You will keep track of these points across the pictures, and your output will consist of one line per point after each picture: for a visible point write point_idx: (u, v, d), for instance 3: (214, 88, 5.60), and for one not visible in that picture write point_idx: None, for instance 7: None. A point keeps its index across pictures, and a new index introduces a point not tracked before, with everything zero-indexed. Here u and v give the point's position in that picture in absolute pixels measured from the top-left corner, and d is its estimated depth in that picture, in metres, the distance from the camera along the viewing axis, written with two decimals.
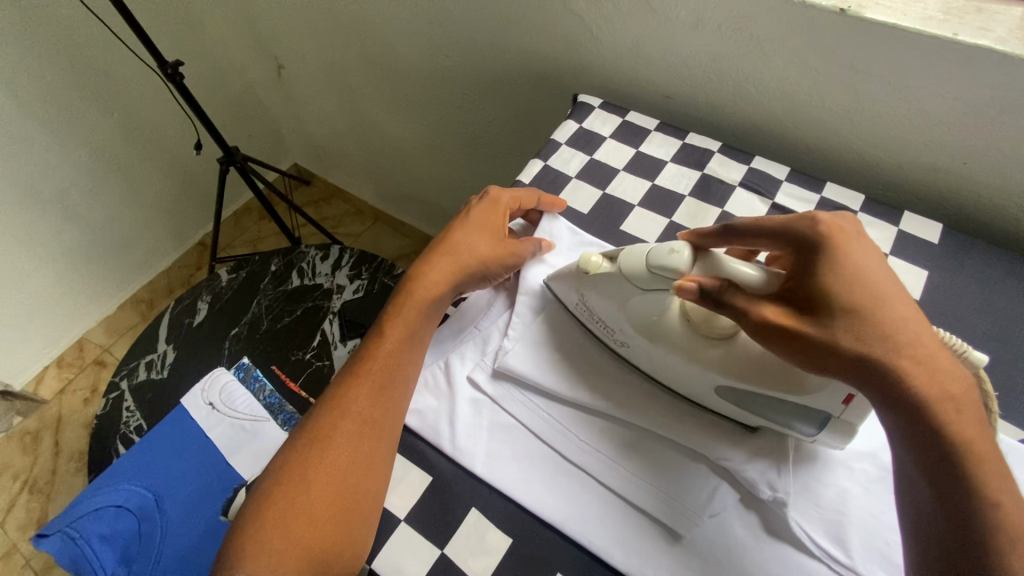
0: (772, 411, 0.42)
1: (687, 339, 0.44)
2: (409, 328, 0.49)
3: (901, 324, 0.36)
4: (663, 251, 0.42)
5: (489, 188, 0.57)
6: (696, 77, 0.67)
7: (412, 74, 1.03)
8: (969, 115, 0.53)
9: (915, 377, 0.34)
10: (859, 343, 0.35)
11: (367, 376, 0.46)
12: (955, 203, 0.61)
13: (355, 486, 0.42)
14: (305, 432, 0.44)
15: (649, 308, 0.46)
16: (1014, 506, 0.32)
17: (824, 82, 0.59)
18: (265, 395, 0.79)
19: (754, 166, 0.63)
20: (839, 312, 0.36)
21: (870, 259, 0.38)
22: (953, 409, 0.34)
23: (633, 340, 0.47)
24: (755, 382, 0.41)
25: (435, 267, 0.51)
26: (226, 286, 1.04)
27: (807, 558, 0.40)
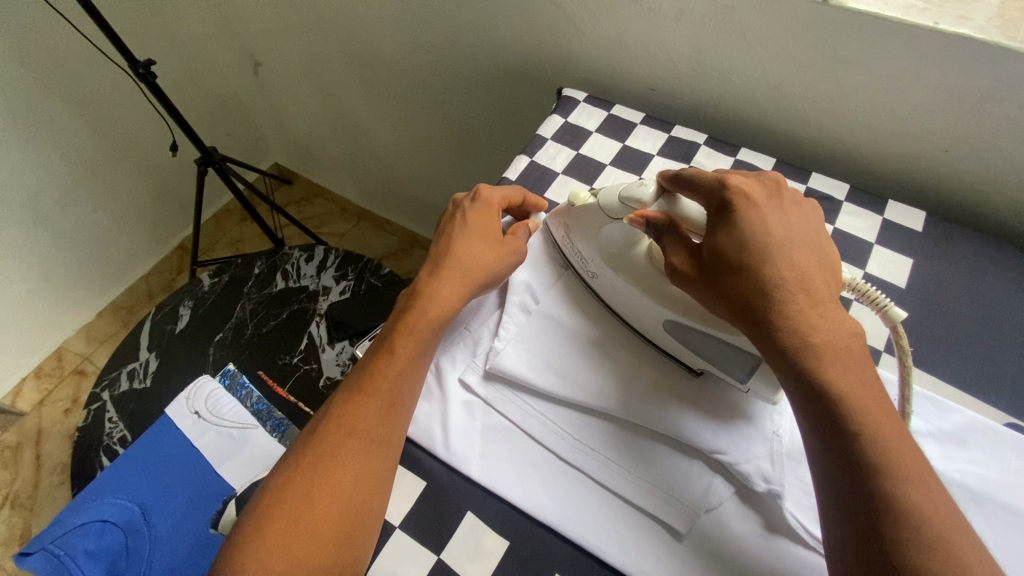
0: (713, 350, 0.45)
1: (645, 275, 0.49)
2: (419, 341, 0.47)
3: (779, 278, 0.40)
4: (634, 185, 0.48)
5: (482, 188, 0.54)
6: (679, 69, 0.67)
7: (394, 70, 1.01)
8: (951, 103, 0.54)
9: (786, 332, 0.39)
10: (738, 294, 0.40)
11: (375, 394, 0.44)
12: (937, 191, 0.61)
13: (360, 504, 0.41)
14: (306, 451, 0.43)
15: (619, 241, 0.51)
16: (880, 434, 0.35)
17: (808, 72, 0.59)
18: (253, 401, 0.77)
19: (740, 158, 0.63)
20: (726, 269, 0.41)
21: (766, 223, 0.41)
22: (820, 349, 0.38)
23: (601, 272, 0.51)
24: (695, 318, 0.46)
25: (445, 283, 0.49)
26: (208, 291, 1.02)
27: (802, 548, 0.41)
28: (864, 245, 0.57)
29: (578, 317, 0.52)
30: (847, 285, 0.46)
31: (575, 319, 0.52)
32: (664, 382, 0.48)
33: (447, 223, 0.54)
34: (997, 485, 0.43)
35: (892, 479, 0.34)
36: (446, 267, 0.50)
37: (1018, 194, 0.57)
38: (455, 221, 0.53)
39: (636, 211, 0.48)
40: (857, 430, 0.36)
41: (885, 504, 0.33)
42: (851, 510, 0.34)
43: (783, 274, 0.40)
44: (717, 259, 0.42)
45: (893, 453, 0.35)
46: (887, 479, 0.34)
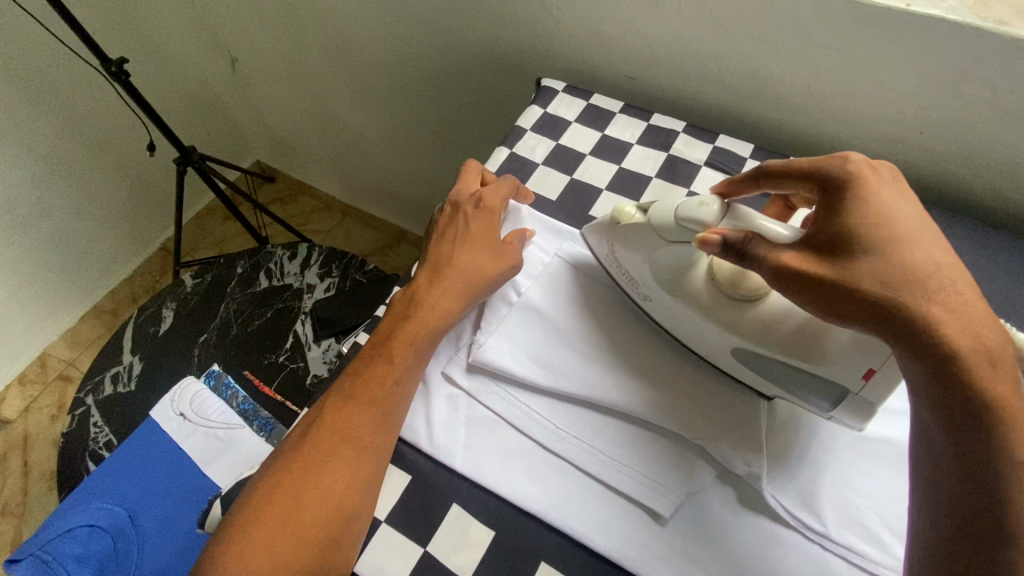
0: (787, 379, 0.42)
1: (706, 297, 0.45)
2: (415, 348, 0.46)
3: (928, 265, 0.34)
4: (693, 204, 0.42)
5: (483, 193, 0.54)
6: (657, 56, 0.66)
7: (373, 63, 1.00)
8: (924, 85, 0.54)
9: (944, 324, 0.32)
10: (881, 288, 0.34)
11: (369, 402, 0.44)
12: (913, 173, 0.62)
13: (349, 509, 0.40)
14: (294, 454, 0.42)
15: (671, 264, 0.46)
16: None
17: (784, 57, 0.59)
18: (239, 402, 0.76)
19: (719, 144, 0.63)
20: (860, 260, 0.35)
21: (895, 209, 0.36)
22: (988, 357, 0.32)
23: (655, 295, 0.48)
24: (771, 348, 0.42)
25: (444, 292, 0.49)
26: (192, 291, 1.01)
27: (782, 527, 0.41)
28: None
29: (562, 305, 0.52)
30: None
31: (559, 308, 0.52)
32: (646, 370, 0.48)
33: (446, 228, 0.54)
34: None
35: None
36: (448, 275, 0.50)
37: (992, 173, 0.57)
38: (454, 227, 0.53)
39: (703, 232, 0.41)
40: (1018, 453, 0.30)
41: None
42: (990, 539, 0.30)
43: (936, 270, 0.34)
44: (845, 248, 0.35)
45: None
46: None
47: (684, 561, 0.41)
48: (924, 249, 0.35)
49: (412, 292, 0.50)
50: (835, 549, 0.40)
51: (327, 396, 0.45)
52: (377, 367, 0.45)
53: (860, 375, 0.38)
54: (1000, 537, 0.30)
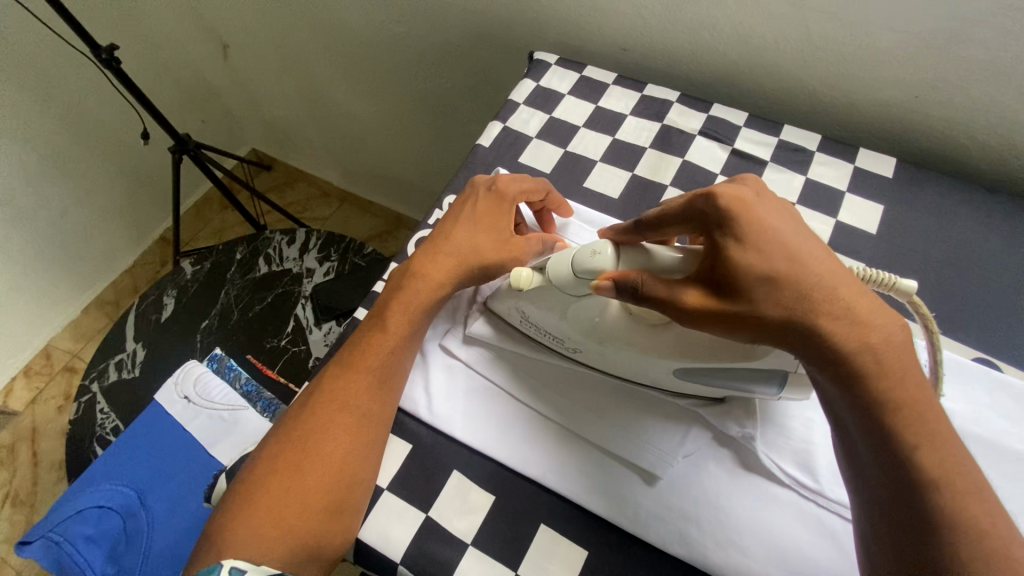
0: (728, 379, 0.41)
1: (633, 337, 0.42)
2: (411, 320, 0.46)
3: (815, 278, 0.34)
4: (586, 254, 0.40)
5: (500, 177, 0.51)
6: (650, 26, 0.66)
7: (364, 43, 0.99)
8: (919, 46, 0.54)
9: (833, 335, 0.33)
10: (781, 309, 0.34)
11: (366, 369, 0.44)
12: (909, 137, 0.62)
13: (351, 474, 0.41)
14: (299, 419, 0.43)
15: (594, 315, 0.43)
16: (936, 447, 0.31)
17: (778, 23, 0.58)
18: (242, 383, 0.78)
19: (713, 113, 0.63)
20: (755, 281, 0.35)
21: (774, 220, 0.36)
22: (875, 355, 0.33)
23: (584, 345, 0.45)
24: (702, 358, 0.40)
25: (436, 265, 0.47)
26: (191, 279, 1.01)
27: (776, 486, 0.42)
28: (835, 194, 0.57)
29: None
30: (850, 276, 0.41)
31: None
32: None
33: (458, 207, 0.51)
34: (964, 416, 0.44)
35: (949, 485, 0.31)
36: (441, 252, 0.48)
37: (988, 136, 0.57)
38: (465, 206, 0.51)
39: (599, 278, 0.39)
40: (915, 449, 0.31)
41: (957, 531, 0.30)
42: (909, 541, 0.31)
43: (819, 276, 0.34)
44: (738, 275, 0.34)
45: (946, 466, 0.31)
46: (952, 500, 0.30)
47: (683, 520, 0.41)
48: (809, 253, 0.35)
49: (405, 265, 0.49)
50: (830, 506, 0.41)
51: (327, 369, 0.46)
52: (372, 336, 0.45)
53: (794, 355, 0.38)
54: (916, 544, 0.30)
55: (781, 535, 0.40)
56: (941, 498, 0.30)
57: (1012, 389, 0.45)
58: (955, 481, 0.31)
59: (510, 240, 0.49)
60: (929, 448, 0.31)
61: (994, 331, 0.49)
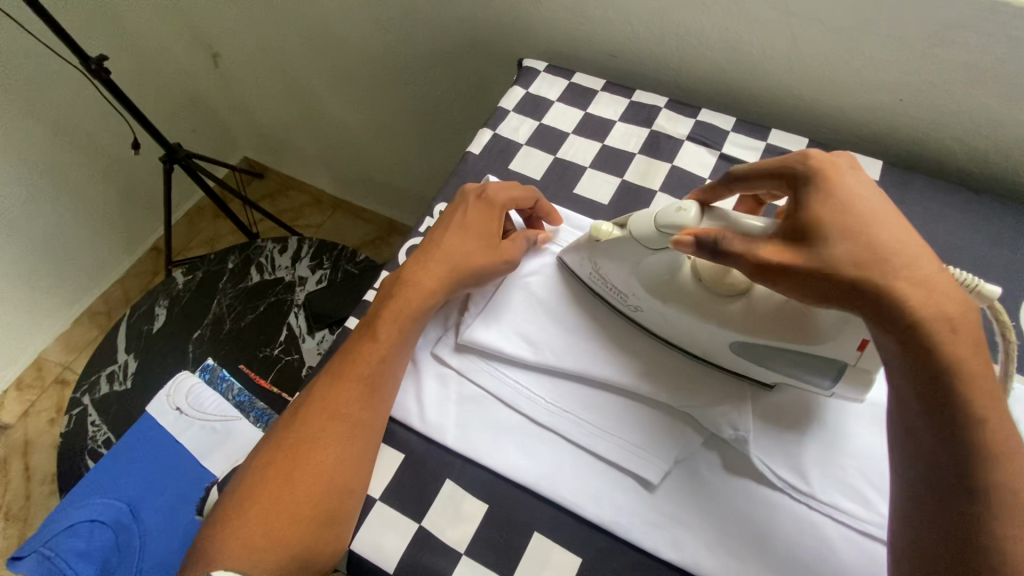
0: (787, 362, 0.42)
1: (697, 298, 0.44)
2: (402, 328, 0.46)
3: (897, 245, 0.34)
4: (672, 211, 0.40)
5: (490, 185, 0.52)
6: (637, 33, 0.66)
7: (355, 51, 0.99)
8: (901, 51, 0.54)
9: (912, 297, 0.33)
10: (856, 269, 0.34)
11: (357, 377, 0.44)
12: (893, 140, 0.62)
13: (339, 483, 0.41)
14: (289, 429, 0.43)
15: (664, 271, 0.45)
16: (1000, 423, 0.32)
17: (764, 28, 0.59)
18: (235, 394, 0.75)
19: (701, 119, 0.63)
20: (834, 241, 0.34)
21: (860, 190, 0.36)
22: (953, 326, 0.33)
23: (647, 304, 0.46)
24: (766, 333, 0.42)
25: (427, 274, 0.48)
26: (183, 288, 1.01)
27: (767, 489, 0.42)
28: None
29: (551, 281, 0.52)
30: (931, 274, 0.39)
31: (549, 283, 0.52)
32: (630, 348, 0.48)
33: (449, 215, 0.52)
34: None
35: (1003, 461, 0.31)
36: (432, 261, 0.49)
37: (971, 138, 0.58)
38: (455, 215, 0.51)
39: (681, 233, 0.39)
40: (976, 421, 0.32)
41: (1004, 506, 0.30)
42: (957, 509, 0.31)
43: (902, 244, 0.34)
44: (819, 234, 0.35)
45: (1005, 443, 0.31)
46: (1005, 475, 0.31)
47: (674, 525, 0.42)
48: (889, 222, 0.35)
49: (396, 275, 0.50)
50: (821, 507, 0.41)
51: (319, 375, 0.46)
52: (363, 344, 0.45)
53: (855, 346, 0.39)
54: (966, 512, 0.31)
55: (771, 538, 0.41)
56: (995, 472, 0.31)
57: None
58: (1011, 458, 0.31)
59: (499, 246, 0.50)
60: (992, 423, 0.32)
61: None
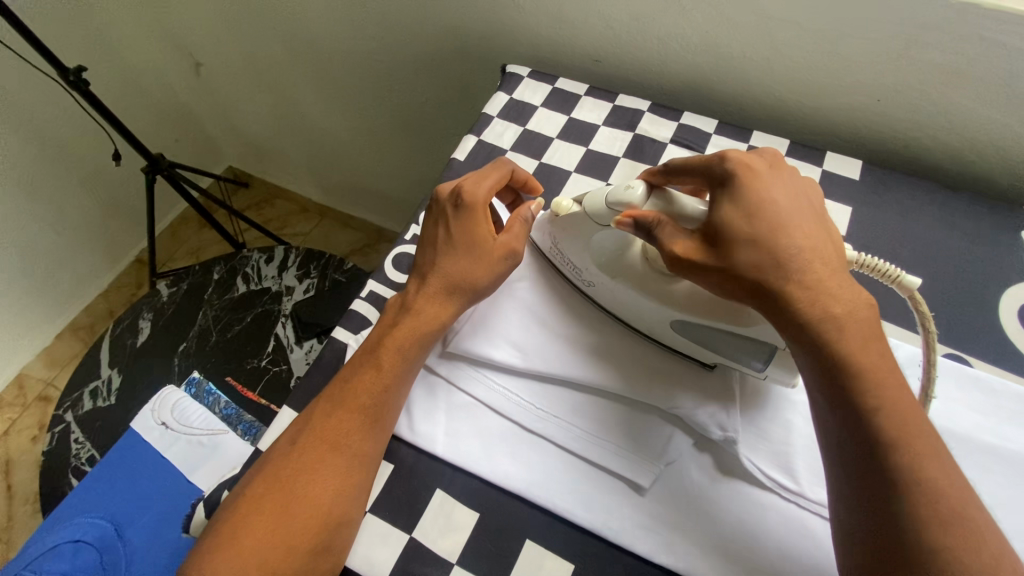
0: (721, 344, 0.44)
1: (642, 277, 0.46)
2: (404, 354, 0.45)
3: (795, 246, 0.37)
4: (621, 188, 0.43)
5: (465, 186, 0.49)
6: (619, 37, 0.67)
7: (338, 59, 0.99)
8: (879, 53, 0.55)
9: (803, 298, 0.36)
10: (754, 271, 0.37)
11: (356, 405, 0.43)
12: (874, 139, 0.63)
13: (338, 514, 0.40)
14: (284, 458, 0.41)
15: (611, 248, 0.47)
16: (897, 408, 0.34)
17: (744, 32, 0.60)
18: (222, 407, 0.75)
19: (684, 122, 0.64)
20: (739, 243, 0.38)
21: (768, 192, 0.39)
22: (840, 324, 0.36)
23: (598, 280, 0.48)
24: (704, 313, 0.43)
25: (428, 297, 0.47)
26: (168, 301, 0.99)
27: (757, 490, 0.43)
28: None
29: (539, 287, 0.52)
30: (855, 263, 0.42)
31: (538, 290, 0.52)
32: (620, 351, 0.48)
33: (431, 228, 0.50)
34: (940, 412, 0.45)
35: (906, 448, 0.33)
36: (432, 282, 0.47)
37: (947, 137, 0.59)
38: (437, 226, 0.49)
39: (623, 213, 0.42)
40: (876, 410, 0.34)
41: (916, 484, 0.32)
42: (871, 495, 0.33)
43: (799, 247, 0.37)
44: (726, 238, 0.38)
45: (905, 429, 0.33)
46: (910, 460, 0.32)
47: (666, 528, 0.42)
48: (789, 225, 0.38)
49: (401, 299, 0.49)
50: (810, 506, 0.41)
51: (317, 402, 0.44)
52: (363, 372, 0.44)
53: None
54: (877, 499, 0.32)
55: (764, 540, 0.41)
56: (897, 457, 0.33)
57: (981, 382, 0.46)
58: (913, 443, 0.33)
59: (495, 249, 0.48)
60: (890, 411, 0.33)
61: (960, 327, 0.50)
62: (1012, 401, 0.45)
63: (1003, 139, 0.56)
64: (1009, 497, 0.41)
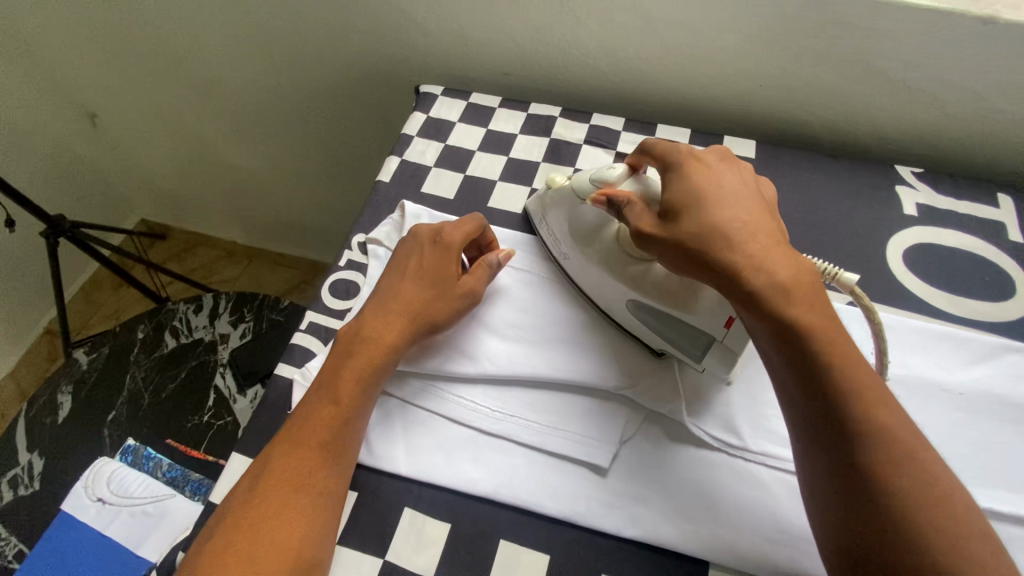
0: (669, 330, 0.47)
1: (613, 254, 0.50)
2: (362, 388, 0.45)
3: (737, 224, 0.41)
4: (604, 169, 0.50)
5: (444, 228, 0.52)
6: (524, 50, 0.70)
7: (247, 95, 0.97)
8: (754, 44, 0.62)
9: (746, 267, 0.40)
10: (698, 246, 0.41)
11: (310, 442, 0.42)
12: (763, 121, 0.70)
13: (310, 554, 0.39)
14: (244, 507, 0.40)
15: (591, 223, 0.51)
16: (845, 362, 0.36)
17: (636, 34, 0.64)
18: (165, 470, 0.71)
19: (594, 123, 0.68)
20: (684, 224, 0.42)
21: (714, 183, 0.44)
22: (784, 287, 0.38)
23: (572, 253, 0.52)
24: (653, 296, 0.47)
25: (387, 330, 0.47)
26: (88, 369, 0.92)
27: (707, 451, 0.46)
28: None
29: None
30: None
31: None
32: (564, 342, 0.50)
33: (403, 258, 0.51)
34: None
35: (855, 397, 0.35)
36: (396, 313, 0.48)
37: (821, 112, 0.66)
38: (410, 258, 0.51)
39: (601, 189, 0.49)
40: (824, 359, 0.36)
41: (868, 430, 0.34)
42: (826, 440, 0.35)
43: (741, 225, 0.41)
44: (675, 220, 0.43)
45: (856, 381, 0.36)
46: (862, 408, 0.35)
47: (631, 503, 0.43)
48: (720, 207, 0.42)
49: (354, 324, 0.48)
50: (756, 458, 0.45)
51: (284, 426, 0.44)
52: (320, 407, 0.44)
53: (723, 323, 0.45)
54: (832, 445, 0.35)
55: (720, 495, 0.43)
56: (847, 405, 0.35)
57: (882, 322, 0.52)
58: (863, 393, 0.35)
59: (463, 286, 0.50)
60: (839, 365, 0.36)
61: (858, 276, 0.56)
62: (907, 334, 0.51)
63: (866, 108, 0.64)
64: (919, 419, 0.46)
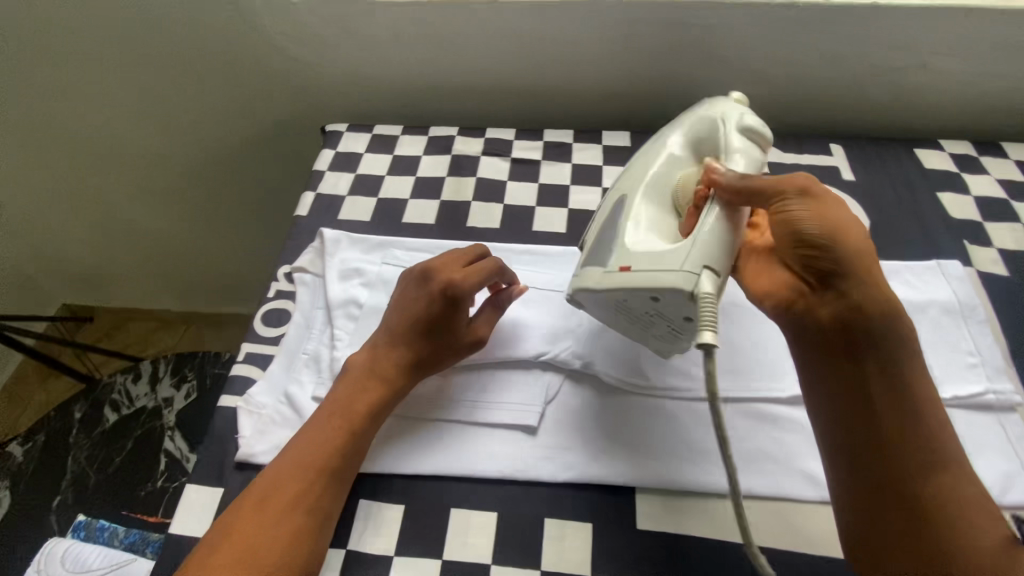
0: (600, 245, 0.47)
1: (656, 180, 0.48)
2: (362, 426, 0.47)
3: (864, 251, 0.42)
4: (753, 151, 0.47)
5: (459, 286, 0.50)
6: (417, 80, 0.77)
7: (163, 160, 1.00)
8: (612, 50, 0.71)
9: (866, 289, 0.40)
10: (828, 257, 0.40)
11: (318, 466, 0.45)
12: (636, 115, 0.79)
13: (307, 557, 0.42)
14: (225, 531, 0.42)
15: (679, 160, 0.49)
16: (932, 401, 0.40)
17: (511, 54, 0.73)
18: (122, 537, 0.70)
19: (489, 136, 0.74)
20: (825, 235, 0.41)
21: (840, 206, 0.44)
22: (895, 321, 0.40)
23: (643, 160, 0.50)
24: (610, 223, 0.48)
25: (376, 382, 0.49)
26: (25, 460, 0.89)
27: (622, 395, 0.52)
28: (598, 170, 0.70)
29: None
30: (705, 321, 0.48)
31: None
32: None
33: (417, 302, 0.51)
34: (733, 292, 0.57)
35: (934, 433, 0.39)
36: (387, 354, 0.50)
37: (681, 99, 0.76)
38: (419, 306, 0.51)
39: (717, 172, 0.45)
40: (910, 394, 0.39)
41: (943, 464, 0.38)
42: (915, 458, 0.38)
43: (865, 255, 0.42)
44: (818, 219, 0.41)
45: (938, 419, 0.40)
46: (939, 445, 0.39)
47: (563, 452, 0.49)
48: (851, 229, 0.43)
49: (371, 364, 0.50)
50: (664, 393, 0.51)
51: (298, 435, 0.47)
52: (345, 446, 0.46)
53: (624, 267, 0.42)
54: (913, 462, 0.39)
55: (637, 430, 0.50)
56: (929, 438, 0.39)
57: None
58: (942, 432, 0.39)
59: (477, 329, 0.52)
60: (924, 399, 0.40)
61: None
62: None
63: (715, 91, 0.74)
64: None
